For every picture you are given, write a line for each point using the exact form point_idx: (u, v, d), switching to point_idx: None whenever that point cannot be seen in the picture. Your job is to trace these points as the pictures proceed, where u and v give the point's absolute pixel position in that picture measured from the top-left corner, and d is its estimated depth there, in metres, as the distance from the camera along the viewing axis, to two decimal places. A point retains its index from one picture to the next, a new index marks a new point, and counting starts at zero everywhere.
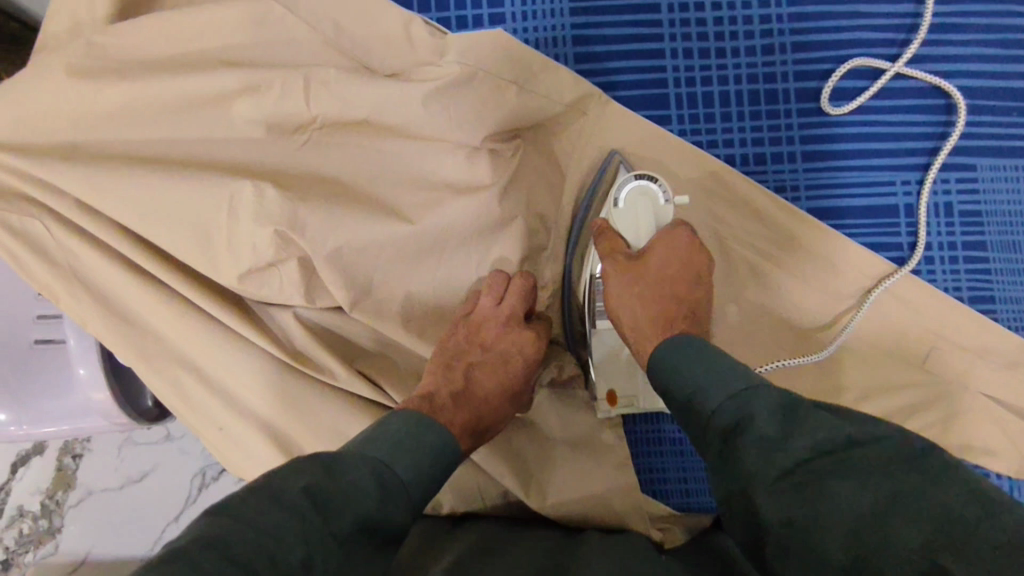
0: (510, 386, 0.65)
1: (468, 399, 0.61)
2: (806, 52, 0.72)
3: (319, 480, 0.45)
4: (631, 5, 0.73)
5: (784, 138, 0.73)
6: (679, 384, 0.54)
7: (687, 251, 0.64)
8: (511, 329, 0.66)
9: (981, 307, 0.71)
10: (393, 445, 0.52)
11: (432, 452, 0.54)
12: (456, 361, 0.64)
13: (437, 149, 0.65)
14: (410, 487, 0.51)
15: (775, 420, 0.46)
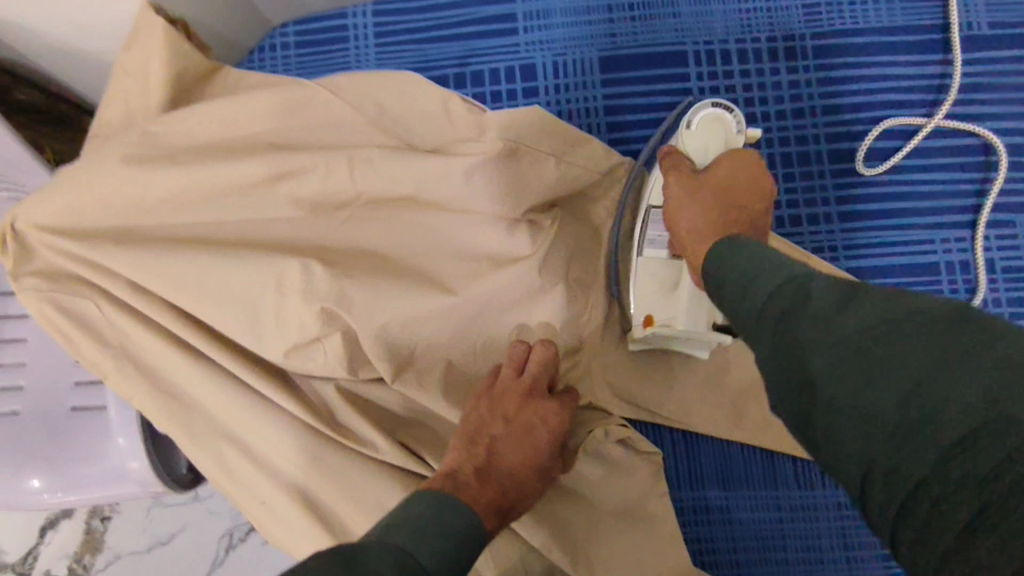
0: (538, 459, 0.62)
1: (495, 473, 0.58)
2: (837, 115, 0.73)
3: None
4: (662, 75, 0.75)
5: (819, 199, 0.73)
6: (730, 283, 0.49)
7: (748, 170, 0.61)
8: (535, 399, 0.64)
9: None
10: (414, 527, 0.48)
11: (461, 532, 0.49)
12: (478, 435, 0.61)
13: (478, 221, 0.66)
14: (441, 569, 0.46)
15: (833, 302, 0.42)
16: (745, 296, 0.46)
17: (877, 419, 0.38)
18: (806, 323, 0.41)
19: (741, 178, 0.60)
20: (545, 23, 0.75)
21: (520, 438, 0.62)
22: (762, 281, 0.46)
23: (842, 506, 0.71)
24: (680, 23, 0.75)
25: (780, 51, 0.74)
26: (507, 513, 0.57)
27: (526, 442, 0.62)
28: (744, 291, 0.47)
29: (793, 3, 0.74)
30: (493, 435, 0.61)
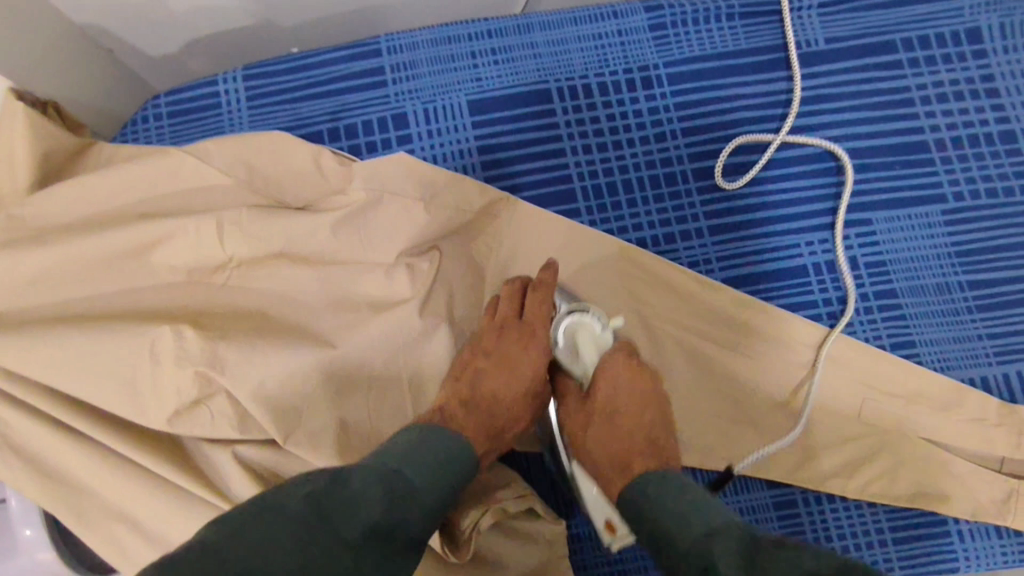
0: (526, 384, 0.64)
1: (485, 401, 0.61)
2: (696, 136, 0.77)
3: (325, 489, 0.47)
4: (528, 112, 0.78)
5: (688, 216, 0.76)
6: (650, 521, 0.51)
7: (635, 378, 0.64)
8: (515, 334, 0.65)
9: (904, 352, 0.74)
10: (404, 451, 0.53)
11: (449, 458, 0.55)
12: (465, 370, 0.64)
13: (355, 271, 0.68)
14: (425, 490, 0.51)
15: (740, 561, 0.43)
16: (665, 540, 0.49)
17: None
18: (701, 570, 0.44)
19: (638, 423, 0.61)
20: (411, 74, 0.78)
21: (506, 368, 0.63)
22: (685, 525, 0.48)
23: (745, 511, 0.72)
24: (541, 62, 0.78)
25: (637, 81, 0.78)
26: (497, 442, 0.63)
27: (512, 371, 0.63)
28: (660, 533, 0.50)
29: (643, 35, 0.79)
30: (478, 368, 0.63)
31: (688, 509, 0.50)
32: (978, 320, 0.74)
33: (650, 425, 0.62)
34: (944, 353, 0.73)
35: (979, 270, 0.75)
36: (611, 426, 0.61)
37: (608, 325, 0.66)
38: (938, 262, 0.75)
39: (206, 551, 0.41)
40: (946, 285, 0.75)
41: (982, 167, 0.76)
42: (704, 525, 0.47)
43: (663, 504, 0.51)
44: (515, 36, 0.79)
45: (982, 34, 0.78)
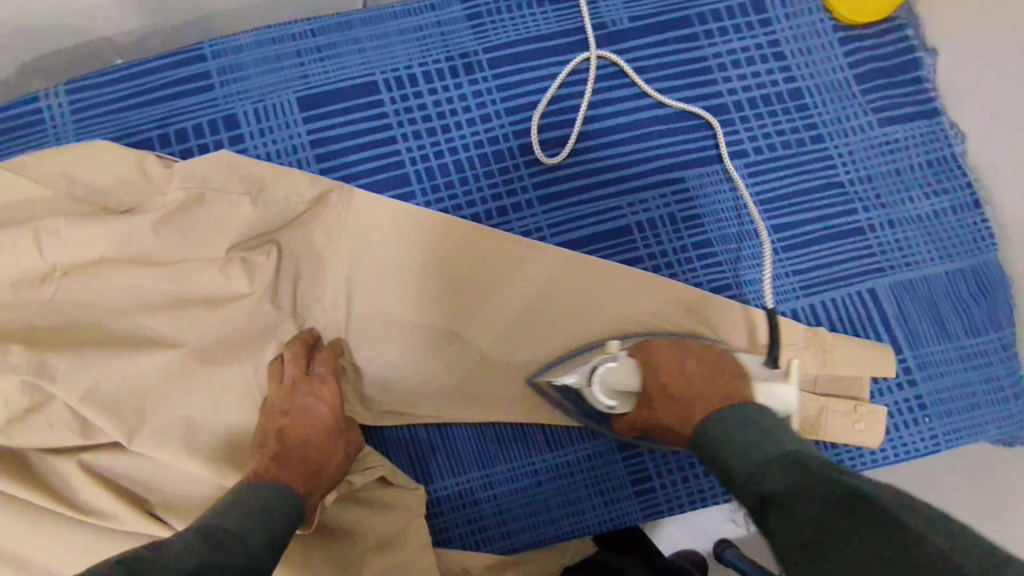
0: (328, 426, 0.68)
1: (289, 452, 0.63)
2: (518, 115, 0.82)
3: (130, 557, 0.45)
4: (357, 104, 0.81)
5: (518, 189, 0.81)
6: (718, 453, 0.59)
7: (685, 350, 0.72)
8: (302, 386, 0.68)
9: (722, 293, 0.81)
10: (213, 516, 0.53)
11: (270, 510, 0.55)
12: (264, 436, 0.65)
13: (189, 268, 0.69)
14: (247, 535, 0.51)
15: (785, 492, 0.50)
16: (727, 473, 0.57)
17: None
18: (778, 514, 0.50)
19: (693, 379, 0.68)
20: (238, 77, 0.80)
21: (305, 419, 0.67)
22: (745, 455, 0.56)
23: (592, 458, 0.76)
24: (365, 57, 0.82)
25: (459, 68, 0.83)
26: (318, 482, 0.64)
27: (312, 418, 0.67)
28: (726, 468, 0.57)
29: (461, 25, 0.83)
30: (276, 428, 0.65)
31: (783, 456, 0.54)
32: (783, 258, 0.82)
33: (705, 377, 0.68)
34: (757, 291, 0.81)
35: (781, 214, 0.83)
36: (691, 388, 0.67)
37: (617, 355, 0.71)
38: (745, 210, 0.83)
39: None
40: (755, 231, 0.82)
41: (776, 122, 0.84)
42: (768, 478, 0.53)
43: (741, 444, 0.58)
44: (339, 33, 0.82)
45: (765, 5, 0.86)
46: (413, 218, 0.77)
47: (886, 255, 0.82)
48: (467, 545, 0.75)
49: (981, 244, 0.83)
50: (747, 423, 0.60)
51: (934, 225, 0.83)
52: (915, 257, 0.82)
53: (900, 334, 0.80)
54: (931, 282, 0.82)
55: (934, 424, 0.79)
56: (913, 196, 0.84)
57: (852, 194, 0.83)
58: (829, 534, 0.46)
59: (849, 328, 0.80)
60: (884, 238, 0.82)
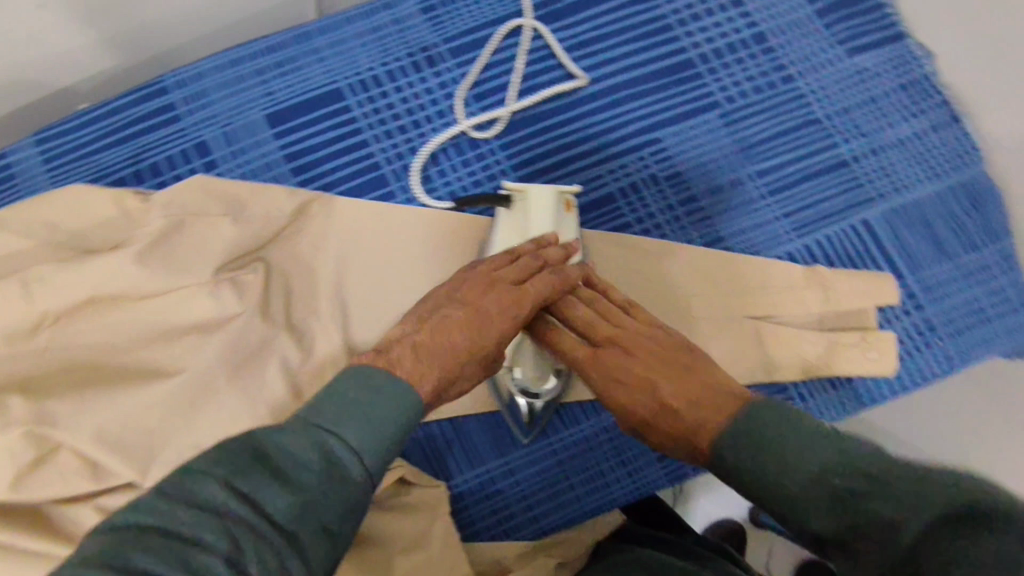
0: (478, 348, 0.60)
1: (437, 343, 0.58)
2: (486, 99, 0.82)
3: (242, 474, 0.43)
4: (325, 113, 0.81)
5: (497, 172, 0.81)
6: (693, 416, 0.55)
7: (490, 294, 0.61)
8: (499, 289, 0.62)
9: (714, 245, 0.80)
10: (328, 409, 0.47)
11: (388, 414, 0.49)
12: (433, 316, 0.60)
13: (179, 297, 0.68)
14: (361, 454, 0.46)
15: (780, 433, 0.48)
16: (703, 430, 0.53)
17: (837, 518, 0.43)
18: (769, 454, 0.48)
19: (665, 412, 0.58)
20: (203, 103, 0.80)
21: (468, 323, 0.60)
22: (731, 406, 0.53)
23: (608, 429, 0.76)
24: (327, 65, 0.82)
25: (421, 62, 0.82)
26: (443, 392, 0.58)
27: (474, 327, 0.60)
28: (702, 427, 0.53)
29: (417, 19, 0.83)
30: (443, 311, 0.60)
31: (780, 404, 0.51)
32: (770, 202, 0.81)
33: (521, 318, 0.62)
34: (749, 239, 0.80)
35: (763, 159, 0.82)
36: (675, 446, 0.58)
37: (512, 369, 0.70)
38: (726, 160, 0.82)
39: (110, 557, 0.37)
40: (738, 179, 0.82)
41: (744, 69, 0.84)
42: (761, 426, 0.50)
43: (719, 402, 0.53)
44: (297, 46, 0.82)
45: None
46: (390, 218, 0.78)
47: (873, 183, 0.81)
48: (496, 535, 0.74)
49: (965, 160, 0.82)
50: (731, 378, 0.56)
51: (916, 147, 0.82)
52: (903, 181, 0.82)
53: (900, 260, 0.80)
54: (923, 204, 0.81)
55: (948, 345, 0.78)
56: (892, 121, 0.83)
57: (831, 128, 0.83)
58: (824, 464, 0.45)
59: (848, 261, 0.80)
60: (869, 168, 0.82)
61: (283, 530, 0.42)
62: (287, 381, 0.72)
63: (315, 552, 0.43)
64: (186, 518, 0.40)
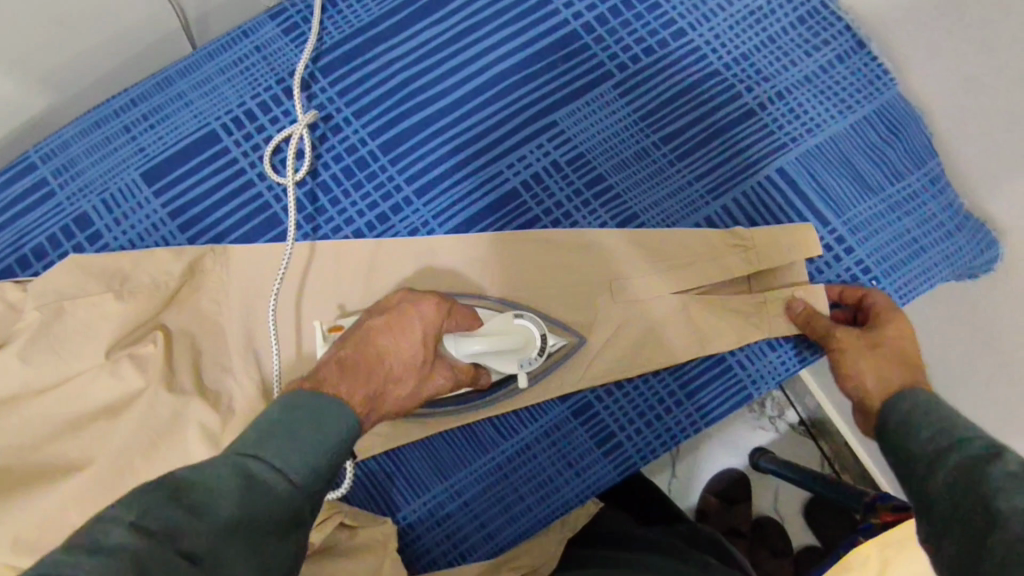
0: (409, 348, 0.61)
1: (365, 354, 0.58)
2: (368, 114, 0.78)
3: (156, 508, 0.38)
4: (203, 160, 0.77)
5: (391, 189, 0.77)
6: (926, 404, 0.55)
7: (414, 305, 0.63)
8: (399, 311, 0.63)
9: (629, 224, 0.77)
10: (254, 439, 0.46)
11: (320, 431, 0.48)
12: (353, 339, 0.61)
13: (79, 384, 0.66)
14: (291, 472, 0.45)
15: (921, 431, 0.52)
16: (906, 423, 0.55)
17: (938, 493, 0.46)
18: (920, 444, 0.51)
19: (865, 354, 0.65)
20: (75, 173, 0.76)
21: (394, 327, 0.61)
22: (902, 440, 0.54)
23: (549, 433, 0.74)
24: (195, 108, 0.78)
25: (293, 87, 0.78)
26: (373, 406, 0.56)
27: (402, 332, 0.61)
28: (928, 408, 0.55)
29: (281, 42, 0.79)
30: (368, 326, 0.62)
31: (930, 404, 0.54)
32: (681, 168, 0.77)
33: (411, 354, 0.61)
34: (664, 211, 0.77)
35: (666, 123, 0.78)
36: (871, 393, 0.62)
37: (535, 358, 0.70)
38: (628, 132, 0.78)
39: None
40: (644, 150, 0.78)
41: (632, 31, 0.79)
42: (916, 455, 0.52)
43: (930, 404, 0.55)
44: (161, 94, 0.78)
45: None
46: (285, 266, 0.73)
47: (784, 128, 0.77)
48: (453, 560, 0.73)
49: (878, 85, 0.78)
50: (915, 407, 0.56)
51: (824, 82, 0.78)
52: (816, 120, 0.77)
53: (822, 203, 0.76)
54: (840, 141, 0.77)
55: (883, 285, 0.75)
56: (794, 58, 0.78)
57: (732, 78, 0.78)
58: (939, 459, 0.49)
59: (769, 216, 0.76)
60: (778, 112, 0.78)
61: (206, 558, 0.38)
62: (211, 448, 0.68)
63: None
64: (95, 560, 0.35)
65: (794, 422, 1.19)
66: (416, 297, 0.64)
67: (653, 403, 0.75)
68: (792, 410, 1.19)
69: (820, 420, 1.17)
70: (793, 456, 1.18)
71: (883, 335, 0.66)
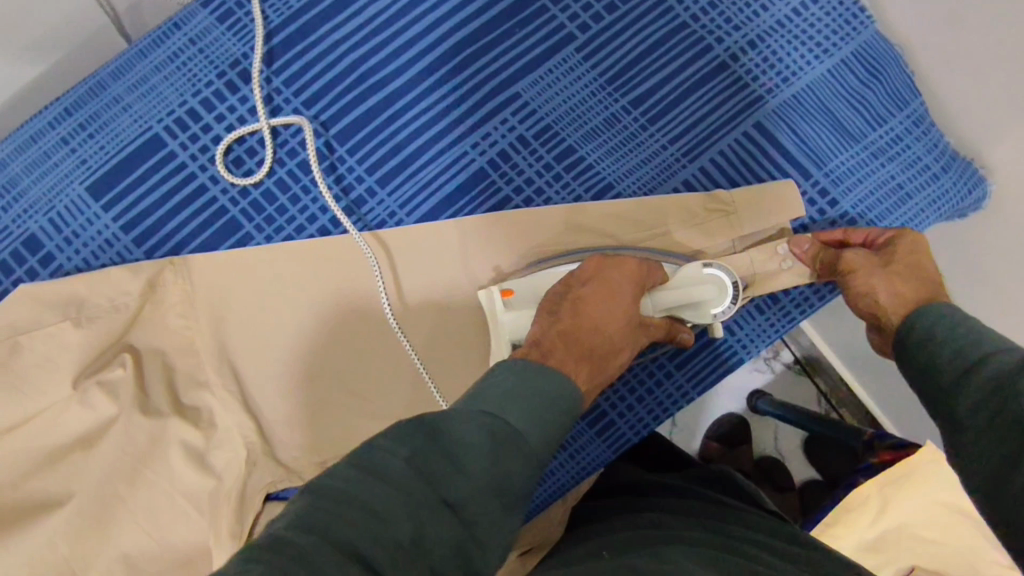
0: (623, 317, 0.63)
1: (583, 326, 0.60)
2: (319, 102, 0.73)
3: (421, 451, 0.43)
4: (150, 168, 0.73)
5: (353, 181, 0.73)
6: (945, 323, 0.56)
7: (622, 272, 0.65)
8: (606, 277, 0.64)
9: (605, 196, 0.73)
10: (499, 400, 0.48)
11: (546, 399, 0.50)
12: (558, 306, 0.62)
13: (54, 415, 0.65)
14: (526, 434, 0.47)
15: (951, 355, 0.54)
16: (931, 338, 0.56)
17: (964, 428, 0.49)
18: (952, 366, 0.53)
19: (876, 271, 0.65)
20: (17, 193, 0.72)
21: (606, 296, 0.63)
22: (928, 352, 0.56)
23: None
24: (134, 112, 0.73)
25: (235, 79, 0.73)
26: (598, 378, 0.59)
27: (615, 302, 0.63)
28: (948, 325, 0.56)
29: (217, 33, 0.74)
30: (575, 295, 0.63)
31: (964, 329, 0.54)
32: (654, 131, 0.74)
33: (621, 320, 0.62)
34: (641, 178, 0.73)
35: (634, 85, 0.74)
36: (887, 305, 0.63)
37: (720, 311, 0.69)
38: (595, 98, 0.74)
39: (287, 540, 0.36)
40: (614, 115, 0.74)
41: None
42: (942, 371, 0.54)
43: (957, 322, 0.56)
44: (96, 99, 0.73)
45: None
46: (370, 257, 0.71)
47: (758, 79, 0.73)
48: None
49: (854, 24, 0.73)
50: (939, 320, 0.57)
51: (797, 25, 0.73)
52: (791, 68, 0.73)
53: (804, 156, 0.73)
54: (819, 88, 0.73)
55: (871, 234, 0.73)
56: (765, 2, 0.74)
57: (700, 30, 0.74)
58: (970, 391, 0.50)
59: (749, 174, 0.73)
60: (751, 63, 0.73)
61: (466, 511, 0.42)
62: (197, 467, 0.68)
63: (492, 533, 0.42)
64: (366, 502, 0.39)
65: (789, 361, 1.18)
66: (613, 262, 0.66)
67: (643, 378, 0.74)
68: (787, 349, 1.18)
69: (815, 357, 1.16)
70: (790, 396, 1.18)
71: (894, 250, 0.66)
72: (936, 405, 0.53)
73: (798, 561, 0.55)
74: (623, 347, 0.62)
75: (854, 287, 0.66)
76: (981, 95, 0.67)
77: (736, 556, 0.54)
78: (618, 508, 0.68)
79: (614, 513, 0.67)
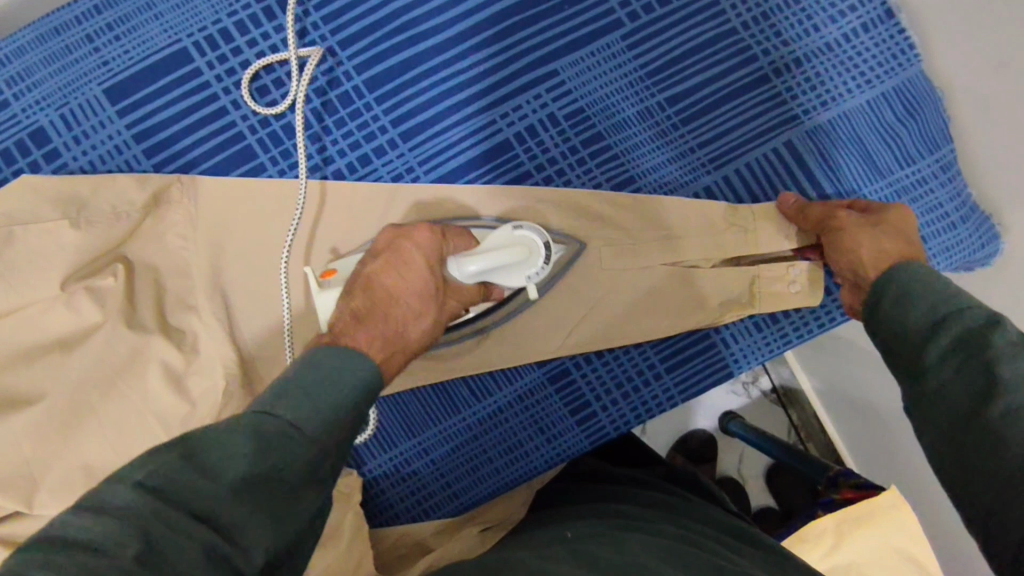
0: (421, 280, 0.62)
1: (373, 301, 0.59)
2: (354, 46, 0.72)
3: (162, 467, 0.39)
4: (172, 79, 0.71)
5: (376, 131, 0.72)
6: (922, 282, 0.55)
7: (408, 242, 0.63)
8: (398, 250, 0.63)
9: (625, 189, 0.73)
10: (269, 399, 0.46)
11: (344, 392, 0.48)
12: (353, 288, 0.62)
13: (36, 313, 0.63)
14: (302, 430, 0.44)
15: (921, 313, 0.53)
16: (906, 293, 0.55)
17: (933, 391, 0.49)
18: (922, 324, 0.52)
19: (863, 230, 0.64)
20: (31, 83, 0.70)
21: (394, 267, 0.62)
22: (901, 311, 0.55)
23: (522, 398, 0.74)
24: (165, 21, 0.71)
25: (273, 6, 0.71)
26: (395, 347, 0.57)
27: (404, 269, 0.62)
28: (920, 284, 0.55)
29: None
30: (367, 273, 0.62)
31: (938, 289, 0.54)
32: (685, 132, 0.73)
33: (414, 290, 0.61)
34: (664, 177, 0.73)
35: (674, 83, 0.73)
36: (866, 262, 0.62)
37: (536, 267, 0.66)
38: (632, 89, 0.73)
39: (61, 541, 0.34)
40: (647, 109, 0.73)
41: None
42: (915, 325, 0.53)
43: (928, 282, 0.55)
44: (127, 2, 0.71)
45: None
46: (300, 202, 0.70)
47: (798, 99, 0.73)
48: (416, 515, 0.75)
49: (903, 59, 0.72)
50: (911, 282, 0.56)
51: (845, 51, 0.73)
52: (831, 93, 0.73)
53: (825, 183, 0.73)
54: (855, 118, 0.73)
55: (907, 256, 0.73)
56: (818, 22, 0.73)
57: (748, 39, 0.73)
58: (943, 349, 0.50)
59: (770, 192, 0.73)
60: (792, 81, 0.73)
61: (216, 521, 0.38)
62: (173, 390, 0.66)
63: (254, 540, 0.40)
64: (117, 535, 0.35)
65: (766, 389, 1.19)
66: (402, 233, 0.65)
67: (631, 374, 0.74)
68: (766, 376, 1.19)
69: (794, 390, 1.17)
70: (762, 422, 1.18)
71: (885, 216, 0.65)
72: (903, 368, 0.53)
73: (750, 558, 0.56)
74: (423, 323, 0.61)
75: (836, 244, 0.65)
76: (998, 152, 0.66)
77: (691, 544, 0.56)
78: (585, 494, 0.70)
79: (579, 498, 0.69)
